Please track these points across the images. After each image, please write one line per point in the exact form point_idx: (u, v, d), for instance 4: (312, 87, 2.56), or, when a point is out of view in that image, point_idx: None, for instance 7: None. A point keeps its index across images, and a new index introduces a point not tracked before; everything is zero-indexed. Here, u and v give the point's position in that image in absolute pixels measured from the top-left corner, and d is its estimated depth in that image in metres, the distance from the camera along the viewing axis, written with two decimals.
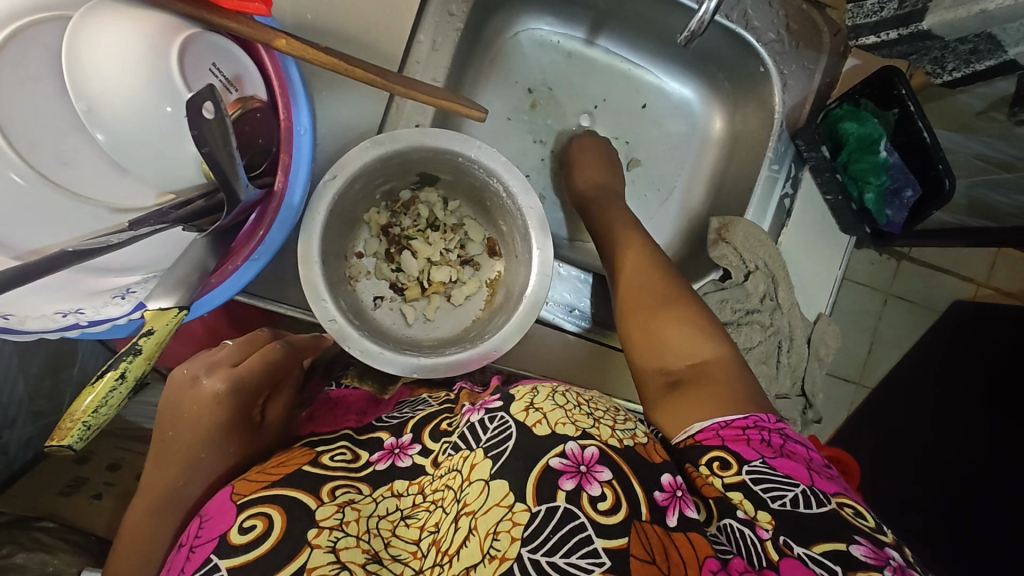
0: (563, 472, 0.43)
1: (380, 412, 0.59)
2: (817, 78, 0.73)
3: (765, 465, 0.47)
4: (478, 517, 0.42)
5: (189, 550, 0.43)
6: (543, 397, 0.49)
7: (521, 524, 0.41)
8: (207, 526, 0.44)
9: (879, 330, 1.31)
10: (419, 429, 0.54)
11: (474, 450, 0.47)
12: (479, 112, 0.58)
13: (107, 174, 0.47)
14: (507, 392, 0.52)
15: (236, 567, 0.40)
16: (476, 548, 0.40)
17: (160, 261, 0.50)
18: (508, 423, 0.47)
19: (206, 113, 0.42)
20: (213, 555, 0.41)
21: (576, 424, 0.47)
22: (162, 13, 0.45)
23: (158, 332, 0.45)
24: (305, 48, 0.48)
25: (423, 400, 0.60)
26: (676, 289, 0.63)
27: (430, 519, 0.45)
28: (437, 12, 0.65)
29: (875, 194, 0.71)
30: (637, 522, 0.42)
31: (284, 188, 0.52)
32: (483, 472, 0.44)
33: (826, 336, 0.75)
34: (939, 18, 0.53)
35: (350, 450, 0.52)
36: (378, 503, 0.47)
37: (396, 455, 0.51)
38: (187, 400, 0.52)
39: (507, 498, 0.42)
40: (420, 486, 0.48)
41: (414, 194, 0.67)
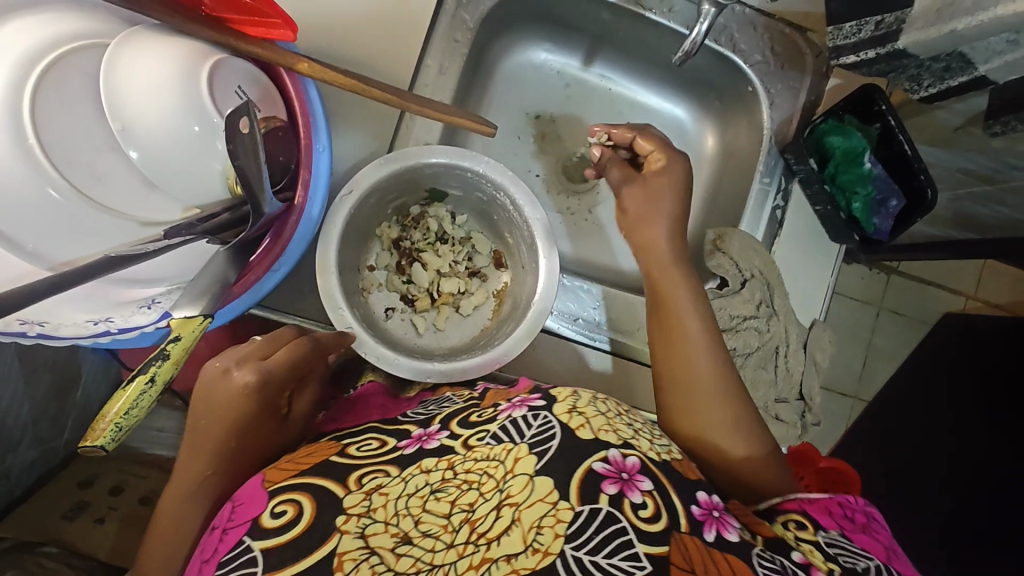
0: (605, 477, 0.45)
1: (406, 407, 0.60)
2: (802, 96, 0.77)
3: (843, 536, 0.50)
4: (522, 510, 0.44)
5: (223, 532, 0.47)
6: (584, 402, 0.52)
7: (564, 521, 0.43)
8: (240, 510, 0.48)
9: (873, 343, 1.33)
10: (446, 420, 0.54)
11: (518, 445, 0.48)
12: (488, 128, 0.62)
13: (137, 189, 0.49)
14: (548, 393, 0.54)
15: (270, 548, 0.44)
16: (518, 538, 0.42)
17: (186, 271, 0.52)
18: (552, 423, 0.49)
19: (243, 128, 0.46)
20: (246, 536, 0.45)
21: (618, 433, 0.49)
22: (193, 41, 0.49)
23: (185, 338, 0.47)
24: (325, 71, 0.52)
25: (447, 398, 0.60)
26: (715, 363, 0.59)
27: (462, 496, 0.45)
28: (443, 39, 0.69)
29: (861, 203, 0.75)
30: (677, 533, 0.44)
31: (304, 204, 0.54)
32: (527, 467, 0.46)
33: (822, 341, 0.78)
34: (913, 38, 0.57)
35: (378, 439, 0.53)
36: (408, 482, 0.47)
37: (424, 440, 0.51)
38: (216, 393, 0.53)
39: (553, 495, 0.44)
40: (449, 463, 0.48)
41: (424, 210, 0.70)
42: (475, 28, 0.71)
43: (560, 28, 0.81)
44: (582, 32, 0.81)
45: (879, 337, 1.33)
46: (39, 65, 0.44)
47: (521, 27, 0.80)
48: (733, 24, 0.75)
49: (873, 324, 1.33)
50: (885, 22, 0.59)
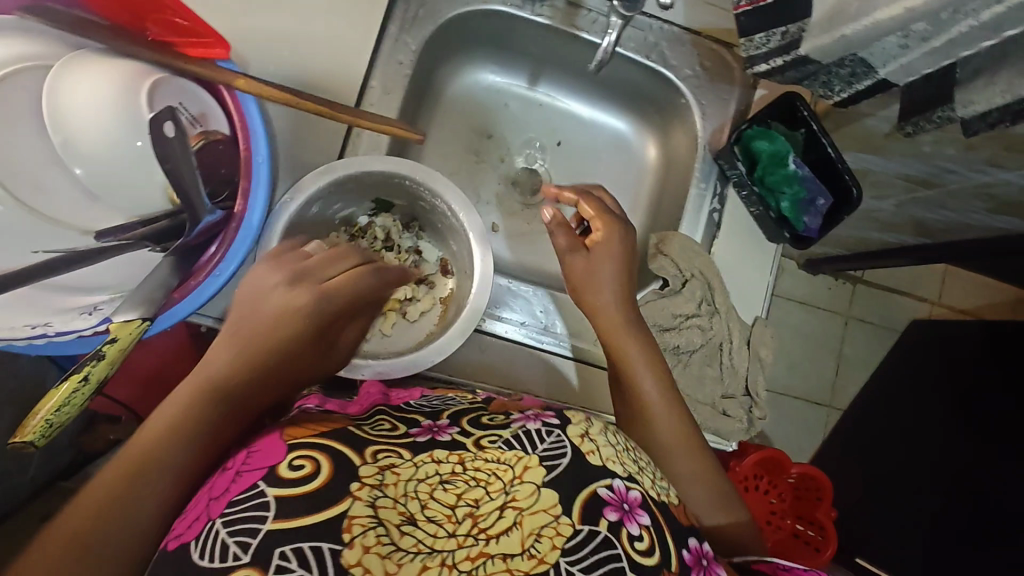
0: (607, 504, 0.47)
1: (409, 398, 0.59)
2: (732, 106, 0.82)
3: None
4: (524, 515, 0.45)
5: (235, 474, 0.45)
6: (596, 429, 0.53)
7: (564, 535, 0.45)
8: (256, 456, 0.46)
9: (843, 352, 1.53)
10: (456, 416, 0.54)
11: (530, 454, 0.49)
12: (417, 134, 0.67)
13: (80, 201, 0.52)
14: (562, 412, 0.56)
15: (284, 496, 0.43)
16: (517, 539, 0.44)
17: (126, 282, 0.55)
18: (564, 444, 0.50)
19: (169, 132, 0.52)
20: (260, 482, 0.44)
21: (624, 466, 0.51)
22: (134, 62, 0.52)
23: (122, 339, 0.49)
24: (263, 87, 0.54)
25: (451, 398, 0.61)
26: (676, 433, 0.64)
27: (469, 491, 0.46)
28: (387, 62, 0.74)
29: (789, 202, 0.77)
30: (667, 570, 0.46)
31: (243, 213, 0.56)
32: (535, 476, 0.47)
33: (764, 340, 0.80)
34: (812, 44, 0.62)
35: (389, 420, 0.53)
36: (418, 468, 0.47)
37: (436, 432, 0.51)
38: (267, 302, 0.56)
39: (556, 508, 0.46)
40: (460, 457, 0.48)
41: (370, 219, 0.73)
42: (418, 52, 0.75)
43: (503, 52, 0.86)
44: (524, 54, 0.85)
45: (849, 347, 1.53)
46: None
47: (466, 51, 0.85)
48: (663, 41, 0.80)
49: (843, 332, 1.53)
50: (788, 32, 0.64)
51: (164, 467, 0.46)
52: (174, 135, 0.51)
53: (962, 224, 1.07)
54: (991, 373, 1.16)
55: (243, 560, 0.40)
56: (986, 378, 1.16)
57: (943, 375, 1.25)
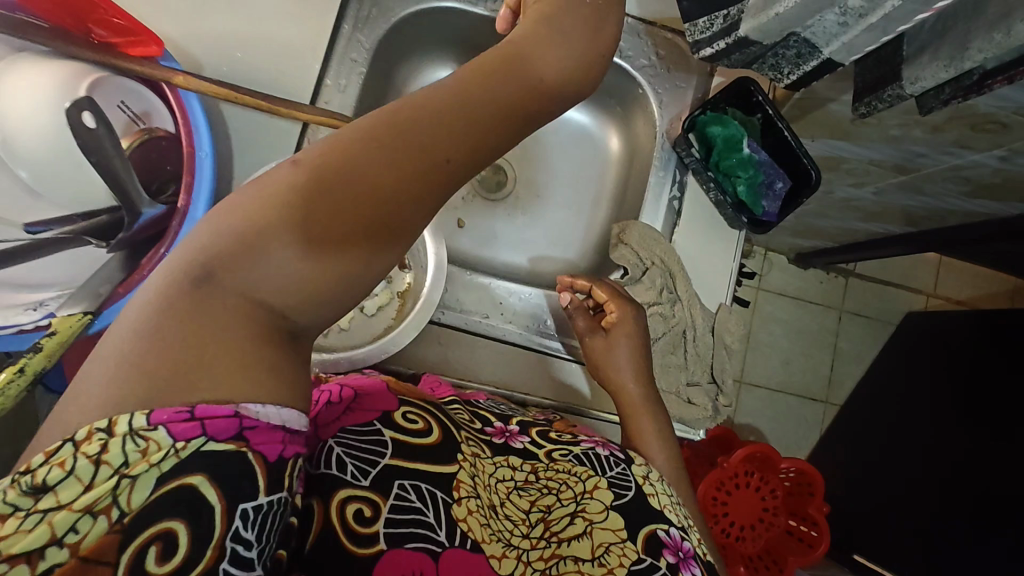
0: (667, 545, 0.52)
1: (478, 397, 0.67)
2: (690, 93, 0.82)
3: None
4: (593, 527, 0.51)
5: (347, 408, 0.48)
6: (655, 475, 0.59)
7: (629, 557, 0.49)
8: (368, 398, 0.50)
9: (838, 345, 1.51)
10: (525, 425, 0.60)
11: (598, 476, 0.55)
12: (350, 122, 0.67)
13: (20, 198, 0.53)
14: (627, 452, 0.62)
15: (399, 439, 0.47)
16: (587, 547, 0.49)
17: (73, 279, 0.55)
18: (628, 482, 0.55)
19: (90, 123, 0.53)
20: (377, 421, 0.48)
21: (679, 519, 0.55)
22: (75, 62, 0.54)
23: (62, 332, 0.51)
24: (202, 84, 0.58)
25: (507, 407, 0.67)
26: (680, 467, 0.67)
27: (542, 498, 0.51)
28: (342, 61, 0.75)
29: (745, 185, 0.78)
30: None
31: (185, 207, 0.57)
32: (603, 496, 0.53)
33: (729, 324, 0.80)
34: (750, 24, 0.62)
35: (467, 414, 0.58)
36: (497, 468, 0.52)
37: (508, 437, 0.57)
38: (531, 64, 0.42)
39: (623, 531, 0.51)
40: (533, 467, 0.54)
41: None
42: (372, 50, 0.76)
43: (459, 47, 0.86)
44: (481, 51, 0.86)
45: (844, 341, 1.51)
46: None
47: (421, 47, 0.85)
48: None
49: (837, 327, 1.52)
50: (730, 13, 0.65)
51: (396, 145, 0.35)
52: (96, 126, 0.52)
53: (944, 210, 1.06)
54: (982, 362, 1.14)
55: (362, 483, 0.43)
56: (976, 368, 1.14)
57: (940, 367, 1.23)
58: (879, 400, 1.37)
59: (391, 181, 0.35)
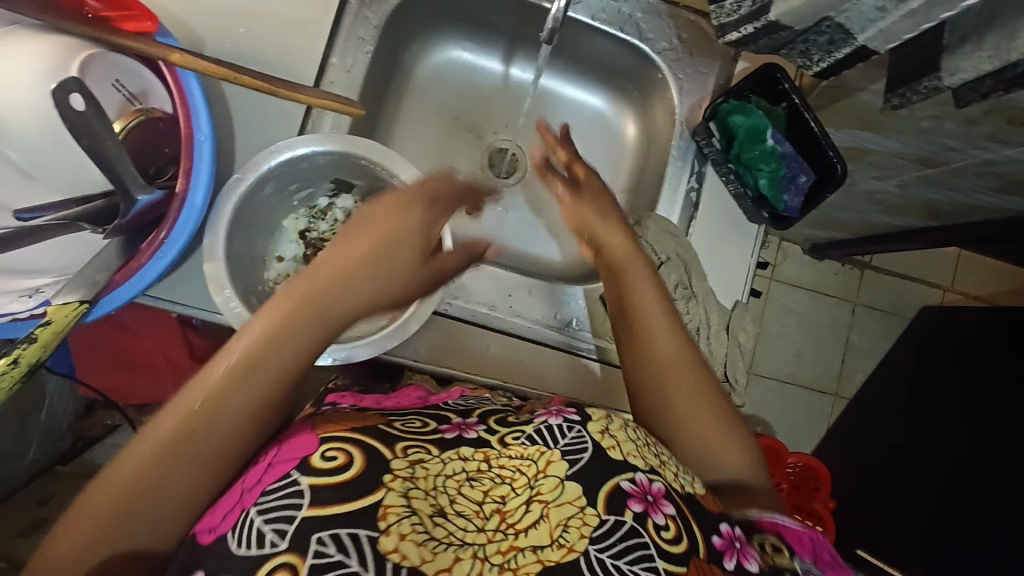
0: (631, 496, 0.46)
1: (446, 398, 0.62)
2: (712, 81, 0.78)
3: (815, 566, 0.52)
4: (550, 507, 0.45)
5: (267, 467, 0.47)
6: (617, 425, 0.52)
7: (591, 525, 0.45)
8: (287, 449, 0.48)
9: (850, 338, 1.48)
10: (485, 415, 0.55)
11: (551, 449, 0.48)
12: (359, 109, 0.62)
13: (15, 181, 0.51)
14: (581, 408, 0.54)
15: (319, 484, 0.44)
16: (545, 532, 0.44)
17: (71, 263, 0.54)
18: (584, 437, 0.49)
19: (79, 104, 0.50)
20: (294, 471, 0.45)
21: (646, 460, 0.50)
22: (67, 38, 0.51)
23: (56, 323, 0.49)
24: (200, 62, 0.53)
25: (484, 399, 0.63)
26: (679, 341, 0.62)
27: (496, 488, 0.46)
28: (348, 37, 0.72)
29: (768, 180, 0.73)
30: (695, 557, 0.45)
31: (184, 191, 0.54)
32: (559, 469, 0.47)
33: (744, 322, 0.78)
34: (781, 8, 0.57)
35: (421, 418, 0.54)
36: (446, 464, 0.48)
37: (463, 429, 0.52)
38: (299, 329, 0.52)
39: (582, 499, 0.46)
40: (485, 454, 0.48)
41: (331, 201, 0.70)
42: (381, 27, 0.73)
43: (474, 26, 0.83)
44: (497, 31, 0.83)
45: (857, 334, 1.48)
46: None
47: (435, 25, 0.82)
48: (637, 12, 0.77)
49: (850, 320, 1.49)
50: None
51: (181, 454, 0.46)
52: (85, 109, 0.49)
53: (968, 205, 1.02)
54: (999, 361, 1.11)
55: (281, 547, 0.41)
56: (993, 367, 1.11)
57: (952, 364, 1.20)
58: (888, 394, 1.34)
59: (207, 453, 0.47)
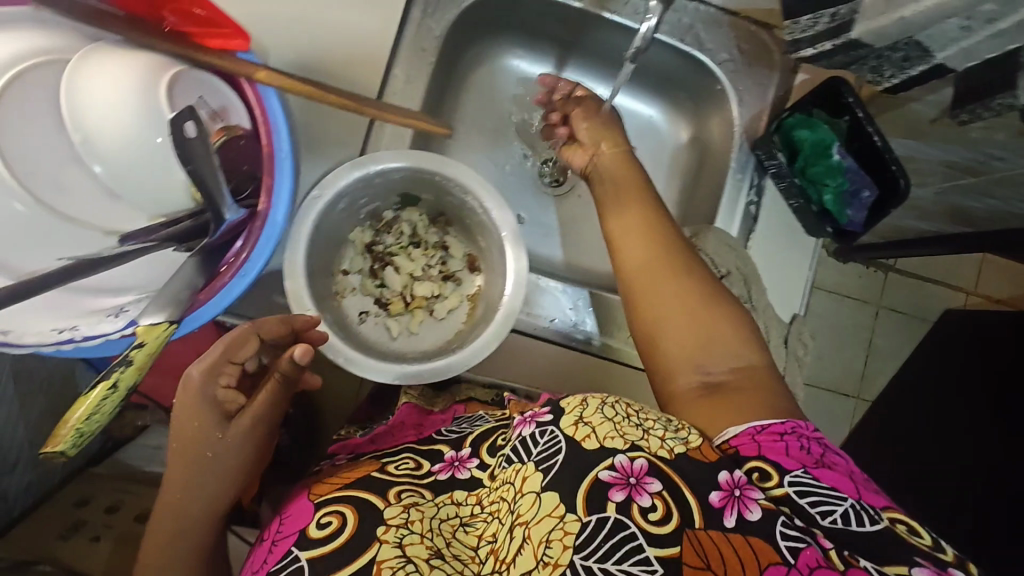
0: (613, 485, 0.46)
1: (438, 426, 0.66)
2: (770, 92, 0.78)
3: (807, 475, 0.47)
4: (531, 527, 0.45)
5: (272, 544, 0.52)
6: (592, 410, 0.50)
7: (573, 533, 0.44)
8: (286, 522, 0.53)
9: (873, 342, 1.43)
10: (478, 444, 0.59)
11: (526, 463, 0.50)
12: (445, 128, 0.67)
13: (101, 200, 0.50)
14: (556, 402, 0.53)
15: (316, 556, 0.49)
16: (530, 555, 0.44)
17: (152, 281, 0.53)
18: (557, 439, 0.49)
19: (190, 133, 0.48)
20: (294, 546, 0.50)
21: (625, 438, 0.48)
22: (150, 55, 0.50)
23: (149, 344, 0.48)
24: (283, 79, 0.52)
25: (480, 416, 0.66)
26: (669, 252, 0.62)
27: (488, 529, 0.50)
28: (410, 49, 0.71)
29: (833, 195, 0.75)
30: (689, 530, 0.44)
31: (267, 210, 0.55)
32: (534, 485, 0.48)
33: (802, 334, 0.79)
34: (865, 27, 0.58)
35: (413, 459, 0.59)
36: (439, 508, 0.53)
37: (456, 467, 0.58)
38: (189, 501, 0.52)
39: (559, 510, 0.45)
40: (477, 496, 0.54)
41: (396, 214, 0.71)
42: (442, 37, 0.72)
43: (529, 34, 0.82)
44: (551, 38, 0.82)
45: (879, 336, 1.43)
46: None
47: (491, 34, 0.81)
48: (698, 24, 0.76)
49: (873, 323, 1.43)
50: (838, 14, 0.59)
51: None
52: (197, 136, 0.48)
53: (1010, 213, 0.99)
54: None
55: None
56: None
57: None
58: None
59: None
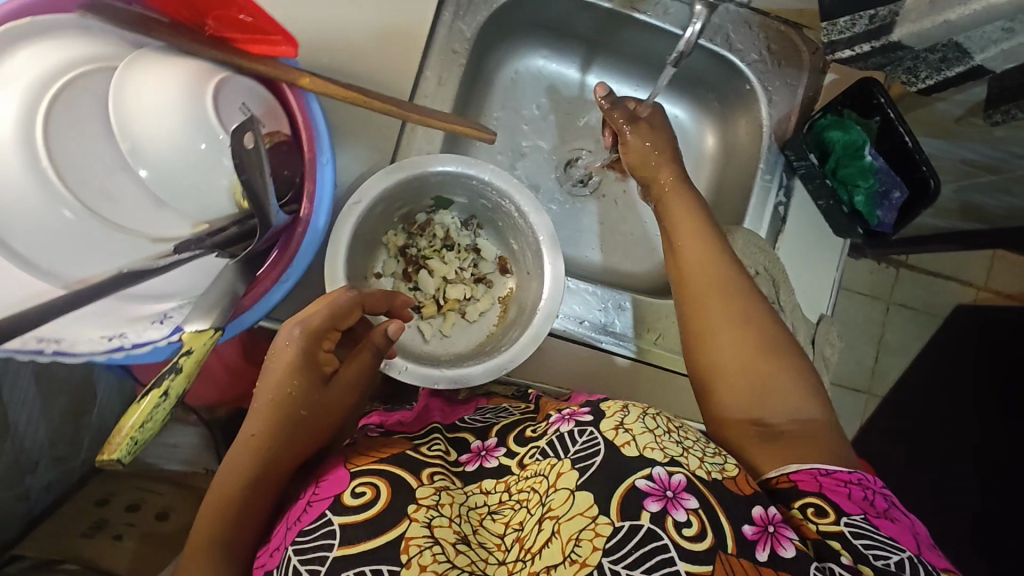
0: (649, 494, 0.45)
1: (462, 414, 0.62)
2: (800, 92, 0.77)
3: (866, 521, 0.45)
4: (561, 522, 0.45)
5: (307, 504, 0.47)
6: (632, 418, 0.50)
7: (604, 535, 0.43)
8: (324, 486, 0.48)
9: (884, 338, 1.30)
10: (504, 433, 0.56)
11: (562, 460, 0.49)
12: (487, 135, 0.64)
13: (146, 207, 0.49)
14: (597, 405, 0.53)
15: (349, 523, 0.44)
16: (557, 549, 0.43)
17: (193, 287, 0.54)
18: (597, 440, 0.49)
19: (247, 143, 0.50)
20: (328, 511, 0.45)
21: (664, 450, 0.48)
22: (195, 65, 0.50)
23: (196, 350, 0.49)
24: (327, 85, 0.54)
25: (504, 408, 0.62)
26: (724, 265, 0.59)
27: (515, 517, 0.48)
28: (441, 51, 0.71)
29: (864, 196, 0.75)
30: (723, 553, 0.43)
31: (309, 215, 0.56)
32: (569, 481, 0.47)
33: (830, 337, 0.78)
34: (907, 30, 0.58)
35: (443, 443, 0.55)
36: (468, 497, 0.50)
37: (483, 457, 0.54)
38: (285, 443, 0.51)
39: (593, 510, 0.45)
40: (506, 484, 0.51)
41: (430, 217, 0.71)
42: (473, 39, 0.72)
43: (555, 35, 0.82)
44: (578, 38, 0.81)
45: (890, 333, 1.30)
46: (48, 92, 0.45)
47: (518, 34, 0.81)
48: (728, 24, 0.76)
49: (883, 318, 1.31)
50: (878, 15, 0.60)
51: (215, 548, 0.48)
52: (254, 147, 0.50)
53: None
54: None
55: None
56: None
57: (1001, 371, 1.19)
58: None
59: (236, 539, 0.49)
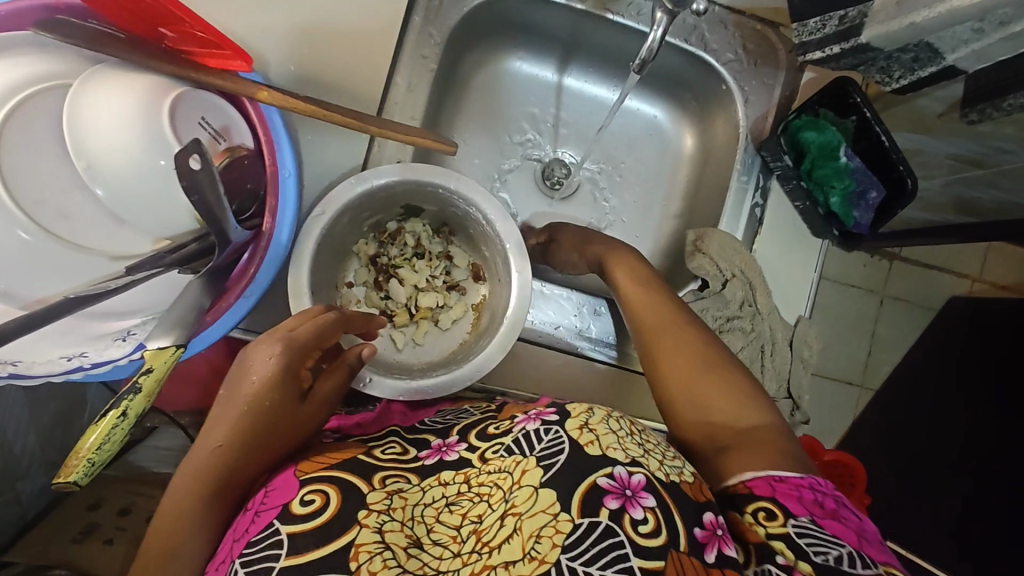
0: (609, 491, 0.45)
1: (422, 416, 0.63)
2: (777, 91, 0.77)
3: (812, 522, 0.45)
4: (523, 519, 0.44)
5: (255, 514, 0.46)
6: (597, 419, 0.50)
7: (563, 532, 0.43)
8: (272, 495, 0.47)
9: (878, 331, 1.31)
10: (464, 431, 0.56)
11: (526, 458, 0.48)
12: (447, 144, 0.63)
13: (105, 225, 0.50)
14: (562, 403, 0.53)
15: (297, 532, 0.44)
16: (517, 546, 0.43)
17: (158, 302, 0.53)
18: (562, 437, 0.48)
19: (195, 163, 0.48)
20: (276, 520, 0.45)
21: (627, 451, 0.47)
22: (150, 78, 0.49)
23: (157, 369, 0.48)
24: (285, 98, 0.52)
25: (465, 409, 0.63)
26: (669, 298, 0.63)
27: (473, 508, 0.47)
28: (411, 55, 0.70)
29: (839, 197, 0.74)
30: (674, 551, 0.43)
31: (271, 229, 0.57)
32: (534, 478, 0.47)
33: (808, 337, 0.77)
34: (875, 32, 0.57)
35: (400, 444, 0.55)
36: (426, 492, 0.49)
37: (444, 451, 0.54)
38: (260, 441, 0.50)
39: (555, 506, 0.45)
40: (465, 476, 0.50)
41: (400, 225, 0.71)
42: (444, 42, 0.71)
43: (531, 36, 0.81)
44: (554, 39, 0.80)
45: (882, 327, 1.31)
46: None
47: (494, 36, 0.80)
48: (703, 23, 0.75)
49: (877, 312, 1.31)
50: (847, 16, 0.59)
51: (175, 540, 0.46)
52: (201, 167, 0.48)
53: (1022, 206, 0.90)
54: None
55: None
56: None
57: None
58: None
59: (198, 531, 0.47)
